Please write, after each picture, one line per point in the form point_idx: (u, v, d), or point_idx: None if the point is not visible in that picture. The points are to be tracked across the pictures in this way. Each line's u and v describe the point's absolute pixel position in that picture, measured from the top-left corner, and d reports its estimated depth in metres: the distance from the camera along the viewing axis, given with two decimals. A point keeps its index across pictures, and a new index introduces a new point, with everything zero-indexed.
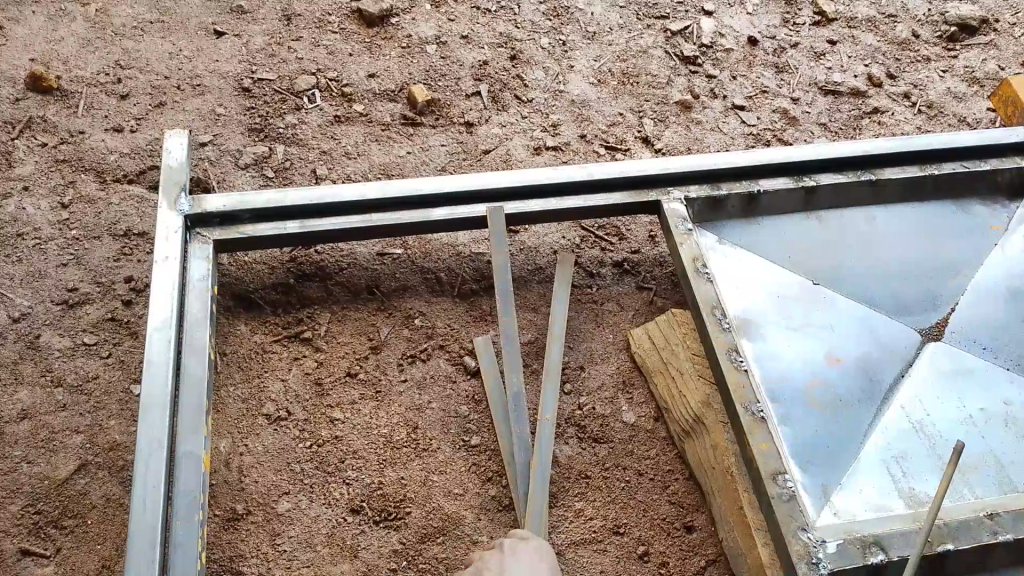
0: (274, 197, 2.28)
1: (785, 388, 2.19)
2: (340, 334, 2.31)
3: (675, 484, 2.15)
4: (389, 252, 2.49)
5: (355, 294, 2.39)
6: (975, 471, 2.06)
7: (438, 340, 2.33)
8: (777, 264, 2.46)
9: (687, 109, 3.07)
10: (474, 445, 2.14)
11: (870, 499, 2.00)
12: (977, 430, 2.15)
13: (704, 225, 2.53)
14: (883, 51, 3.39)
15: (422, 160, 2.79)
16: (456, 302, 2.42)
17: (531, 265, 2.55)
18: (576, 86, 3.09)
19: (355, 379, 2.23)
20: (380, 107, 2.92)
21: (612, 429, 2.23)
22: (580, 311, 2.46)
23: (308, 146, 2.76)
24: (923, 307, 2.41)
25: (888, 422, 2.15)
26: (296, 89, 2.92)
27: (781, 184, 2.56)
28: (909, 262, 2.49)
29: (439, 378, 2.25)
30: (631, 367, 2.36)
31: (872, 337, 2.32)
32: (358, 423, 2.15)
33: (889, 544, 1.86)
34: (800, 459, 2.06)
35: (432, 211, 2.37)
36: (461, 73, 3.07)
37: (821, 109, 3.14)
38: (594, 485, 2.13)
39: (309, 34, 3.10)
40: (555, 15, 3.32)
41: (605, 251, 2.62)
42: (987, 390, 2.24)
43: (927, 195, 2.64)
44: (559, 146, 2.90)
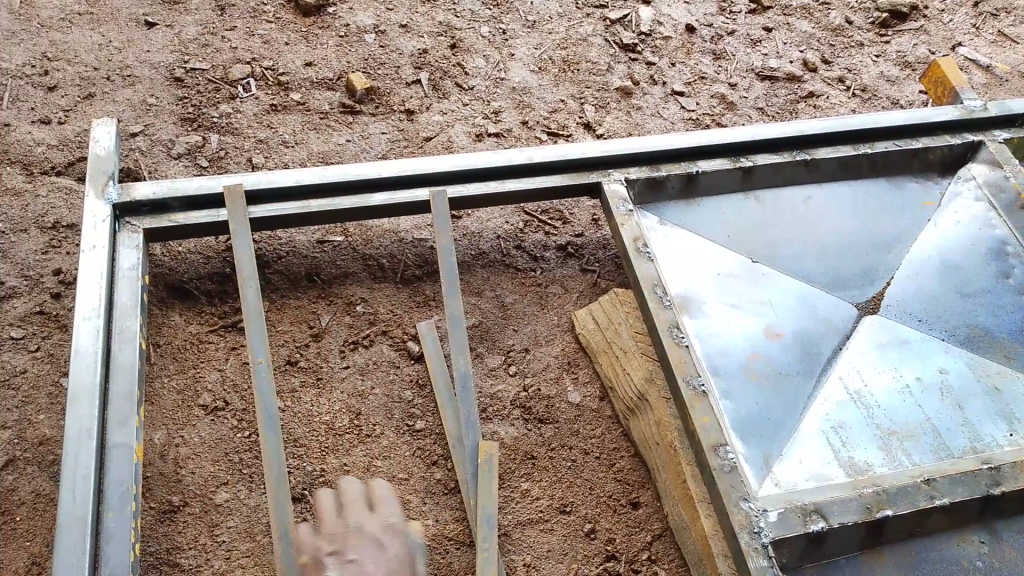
0: (207, 184, 2.23)
1: (726, 363, 2.21)
2: (280, 323, 2.26)
3: (620, 461, 2.16)
4: (329, 239, 2.45)
5: (294, 282, 2.35)
6: (911, 439, 2.11)
7: (380, 326, 2.29)
8: (717, 243, 2.49)
9: (628, 96, 3.10)
10: (418, 430, 2.12)
11: (810, 469, 2.03)
12: (914, 398, 2.20)
13: (646, 206, 2.55)
14: (817, 37, 3.46)
15: (362, 147, 2.75)
16: (398, 287, 2.39)
17: (475, 249, 2.54)
18: (517, 74, 3.09)
19: (295, 367, 2.19)
20: (318, 95, 2.88)
21: (558, 409, 2.23)
22: (525, 294, 2.46)
23: (244, 135, 2.71)
24: (859, 282, 2.46)
25: (827, 394, 2.19)
26: (232, 78, 2.86)
27: (719, 163, 2.59)
28: (844, 239, 2.55)
29: (382, 363, 2.22)
30: (576, 348, 2.36)
31: (810, 312, 2.36)
32: (298, 411, 2.11)
33: (829, 511, 1.88)
34: (742, 432, 2.08)
35: (372, 196, 2.34)
36: (401, 62, 3.05)
37: (758, 94, 3.19)
38: (541, 465, 2.13)
39: (244, 24, 3.05)
40: (495, 4, 3.32)
41: (548, 235, 2.62)
42: (923, 359, 2.29)
43: (862, 174, 2.69)
44: (501, 132, 2.90)
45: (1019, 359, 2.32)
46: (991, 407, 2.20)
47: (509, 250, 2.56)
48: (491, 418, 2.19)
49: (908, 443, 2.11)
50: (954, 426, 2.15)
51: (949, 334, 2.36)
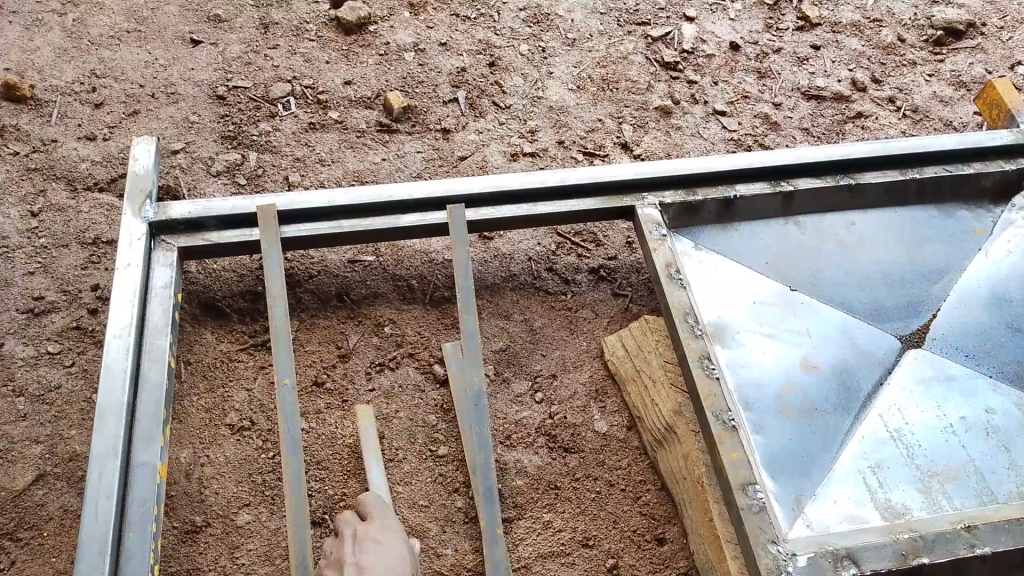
0: (241, 203, 2.25)
1: (759, 395, 2.15)
2: (308, 343, 2.27)
3: (646, 495, 2.10)
4: (360, 259, 2.46)
5: (324, 302, 2.36)
6: (953, 482, 2.01)
7: (407, 348, 2.28)
8: (754, 269, 2.42)
9: (668, 115, 3.04)
10: (441, 455, 2.09)
11: (844, 509, 1.95)
12: (958, 439, 2.10)
13: (681, 230, 2.50)
14: (868, 56, 3.35)
15: (397, 166, 2.76)
16: (427, 309, 2.38)
17: (505, 271, 2.52)
18: (555, 93, 3.06)
19: (321, 388, 2.19)
20: (355, 114, 2.90)
21: (584, 438, 2.19)
22: (554, 319, 2.42)
23: (282, 153, 2.74)
24: (903, 313, 2.37)
25: (865, 431, 2.11)
26: (271, 96, 2.90)
27: (759, 187, 2.51)
28: (888, 268, 2.45)
29: (407, 387, 2.21)
30: (604, 375, 2.31)
31: (849, 346, 2.28)
32: (322, 433, 2.11)
33: (863, 558, 1.80)
34: (773, 468, 2.01)
35: (402, 217, 2.34)
36: (439, 80, 3.05)
37: (804, 114, 3.10)
38: (565, 496, 2.08)
39: (286, 42, 3.09)
40: (535, 22, 3.30)
41: (581, 258, 2.59)
42: (969, 398, 2.19)
43: (910, 200, 2.59)
44: (537, 152, 2.87)
45: None
46: None
47: (540, 273, 2.53)
48: (515, 446, 2.16)
49: (950, 485, 2.01)
50: (1000, 470, 2.04)
51: (999, 370, 2.26)
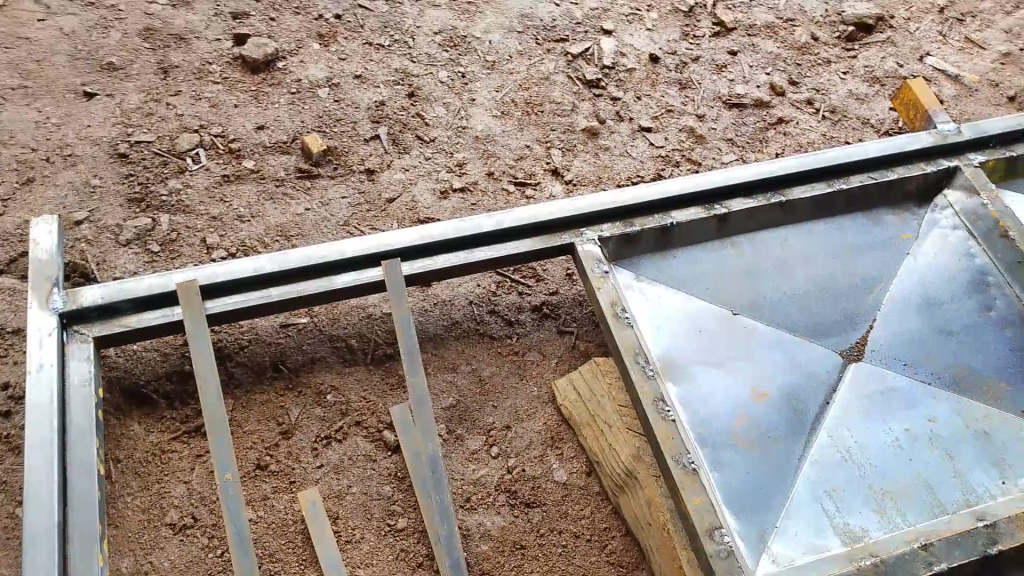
0: (157, 282, 2.11)
1: (712, 429, 2.15)
2: (247, 422, 2.16)
3: (612, 543, 2.07)
4: (293, 322, 2.35)
5: (259, 374, 2.25)
6: (906, 497, 2.06)
7: (353, 416, 2.19)
8: (695, 296, 2.42)
9: (595, 136, 3.00)
10: (399, 529, 2.02)
11: (806, 539, 1.97)
12: (906, 453, 2.14)
13: (621, 262, 2.45)
14: (784, 57, 3.38)
15: (323, 215, 2.64)
16: (370, 369, 2.30)
17: (447, 320, 2.45)
18: (479, 121, 2.98)
19: (265, 471, 2.08)
20: (272, 161, 2.76)
21: (545, 491, 2.15)
22: (502, 366, 2.37)
23: (196, 213, 2.59)
24: (841, 327, 2.41)
25: (816, 454, 2.13)
26: (179, 149, 2.74)
27: (694, 213, 2.50)
28: (824, 282, 2.49)
29: (358, 459, 2.12)
30: (559, 421, 2.27)
31: (796, 368, 2.30)
32: (272, 521, 2.00)
33: None
34: (734, 505, 2.01)
35: (333, 278, 2.23)
36: (358, 116, 2.93)
37: (727, 124, 3.11)
38: (531, 555, 2.04)
39: (189, 87, 2.93)
40: (451, 45, 3.21)
41: (522, 296, 2.54)
42: (912, 409, 2.24)
43: (840, 211, 2.61)
44: (467, 186, 2.79)
45: (1007, 397, 2.27)
46: (982, 455, 2.16)
47: (482, 316, 2.47)
48: (476, 508, 2.10)
49: (903, 502, 2.05)
50: (947, 480, 2.10)
51: (936, 377, 2.31)
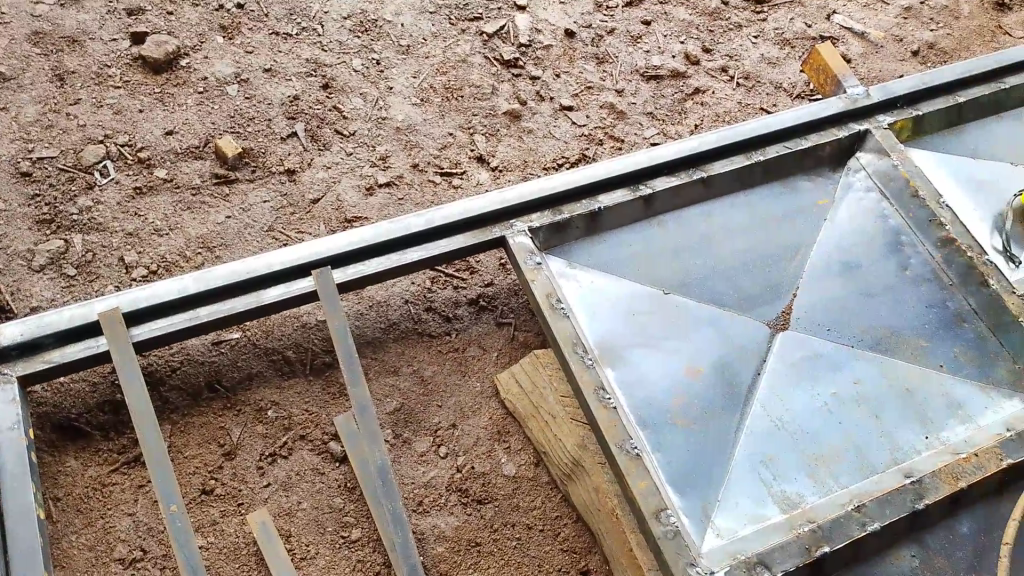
0: (78, 312, 2.04)
1: (652, 410, 2.22)
2: (186, 447, 2.11)
3: (564, 530, 2.13)
4: (225, 338, 2.30)
5: (194, 396, 2.19)
6: (836, 461, 2.17)
7: (297, 430, 2.17)
8: (628, 279, 2.46)
9: (517, 118, 2.98)
10: (353, 540, 2.03)
11: (747, 510, 2.06)
12: (834, 417, 2.25)
13: (553, 250, 2.48)
14: (697, 25, 3.41)
15: (245, 223, 2.56)
16: (310, 380, 2.27)
17: (384, 322, 2.43)
18: (399, 110, 2.92)
19: (211, 495, 2.05)
20: (186, 168, 2.65)
21: (495, 486, 2.18)
22: (444, 364, 2.37)
23: (111, 230, 2.48)
24: (768, 298, 2.50)
25: (751, 425, 2.22)
26: (84, 163, 2.60)
27: (620, 195, 2.53)
28: (749, 254, 2.57)
29: (305, 473, 2.11)
30: (503, 414, 2.30)
31: (730, 345, 2.38)
32: (223, 546, 1.98)
33: (772, 560, 1.92)
34: (678, 484, 2.09)
35: (264, 292, 2.18)
36: (272, 113, 2.83)
37: (646, 98, 3.13)
38: (487, 551, 2.08)
39: (88, 94, 2.78)
40: (363, 30, 3.11)
41: (458, 290, 2.54)
42: (838, 373, 2.35)
43: (758, 181, 2.69)
44: (392, 180, 2.74)
45: (924, 354, 2.42)
46: (905, 412, 2.28)
47: (419, 315, 2.47)
48: (429, 511, 2.12)
49: (834, 466, 2.16)
50: (873, 440, 2.22)
51: (860, 340, 2.43)
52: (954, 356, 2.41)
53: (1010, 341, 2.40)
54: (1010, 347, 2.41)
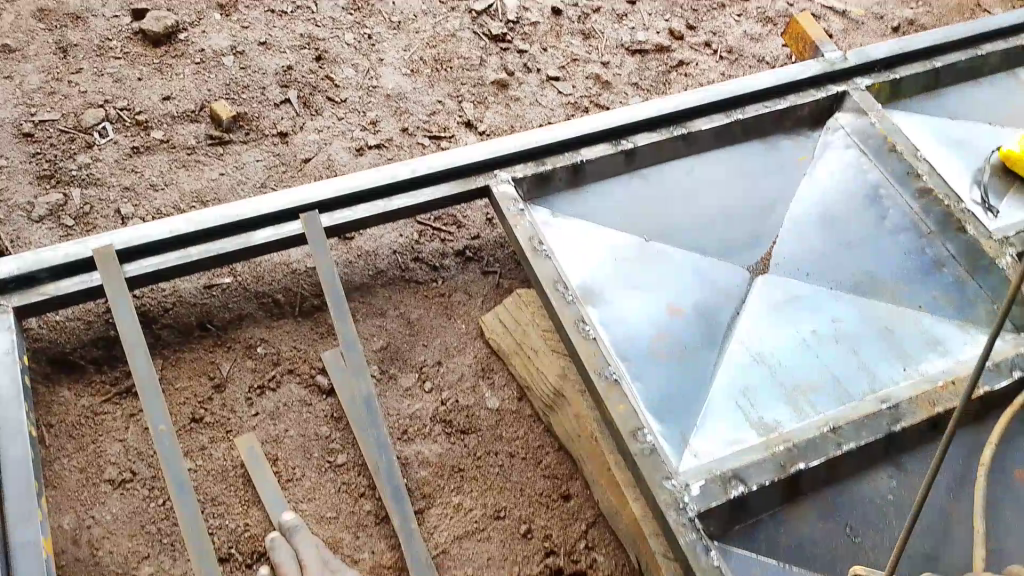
0: (72, 249, 2.12)
1: (632, 347, 2.25)
2: (178, 380, 2.19)
3: (546, 459, 2.18)
4: (217, 282, 2.37)
5: (186, 333, 2.27)
6: (815, 390, 2.19)
7: (285, 364, 2.24)
8: (610, 227, 2.51)
9: (504, 88, 3.09)
10: (339, 465, 2.09)
11: (725, 436, 2.09)
12: (813, 352, 2.27)
13: (536, 201, 2.54)
14: (681, 4, 3.51)
15: (237, 179, 2.67)
16: (299, 321, 2.34)
17: (372, 269, 2.50)
18: (389, 80, 3.03)
19: (200, 424, 2.12)
20: (181, 130, 2.78)
21: (479, 418, 2.24)
22: (430, 308, 2.44)
23: (108, 185, 2.60)
24: (749, 247, 2.51)
25: (731, 360, 2.24)
26: (85, 124, 2.74)
27: (601, 149, 2.59)
28: (730, 205, 2.59)
29: (293, 404, 2.18)
30: (487, 353, 2.36)
31: (711, 286, 2.40)
32: (211, 468, 2.05)
33: (746, 475, 1.95)
34: (656, 412, 2.13)
35: (255, 234, 2.26)
36: (266, 82, 2.95)
37: (631, 69, 3.23)
38: (469, 477, 2.13)
39: (90, 64, 2.92)
40: (355, 8, 3.24)
41: (445, 243, 2.61)
42: (817, 311, 2.36)
43: (738, 140, 2.73)
44: (382, 143, 2.84)
45: (904, 295, 2.42)
46: (885, 347, 2.29)
47: (407, 264, 2.53)
48: (413, 439, 2.18)
49: (813, 395, 2.18)
50: (852, 372, 2.23)
51: (839, 283, 2.44)
52: (931, 297, 2.41)
53: (987, 283, 2.41)
54: (988, 288, 2.40)
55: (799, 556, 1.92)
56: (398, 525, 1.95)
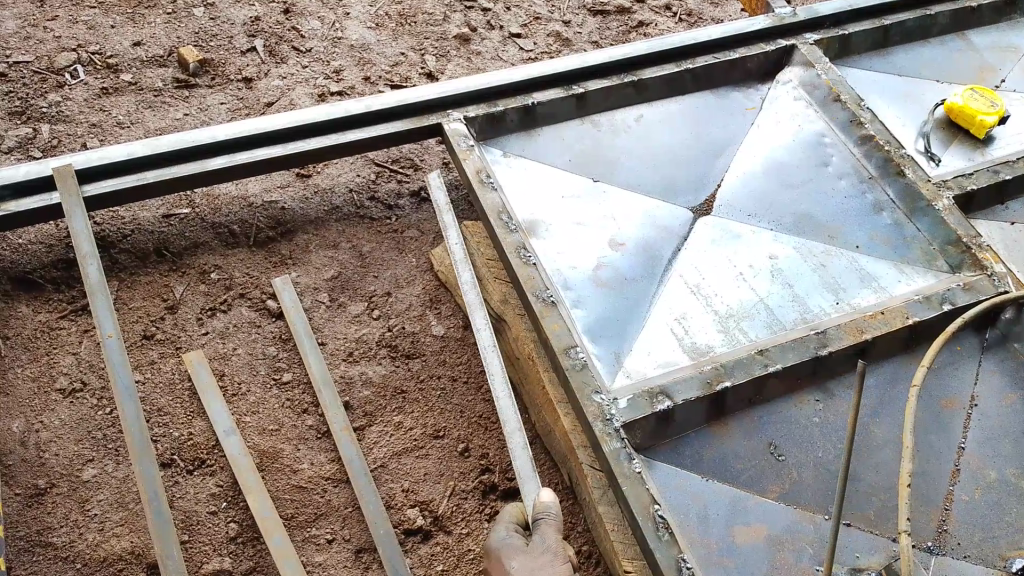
0: (33, 168, 2.26)
1: (575, 276, 2.31)
2: (132, 300, 2.28)
3: (488, 384, 2.24)
4: (175, 213, 2.47)
5: (143, 258, 2.37)
6: (748, 317, 2.26)
7: (237, 289, 2.33)
8: (560, 167, 2.57)
9: (466, 42, 3.16)
10: (285, 382, 2.18)
11: (657, 358, 2.16)
12: (749, 285, 2.33)
13: (488, 141, 2.62)
14: None
15: (201, 119, 2.73)
16: (252, 251, 2.42)
17: (327, 205, 2.55)
18: (354, 32, 3.10)
19: (152, 340, 2.21)
20: (150, 73, 2.85)
21: (424, 343, 2.30)
22: (382, 242, 2.49)
23: (76, 121, 2.68)
24: (694, 187, 2.56)
25: (668, 291, 2.30)
26: (57, 66, 2.82)
27: (553, 93, 2.68)
28: (678, 149, 2.65)
29: (242, 325, 2.26)
30: (436, 285, 2.42)
31: (652, 224, 2.46)
32: (160, 381, 2.14)
33: (673, 391, 2.02)
34: (594, 334, 2.20)
35: (209, 161, 2.37)
36: (234, 31, 3.02)
37: (592, 28, 3.30)
38: (411, 398, 2.19)
39: (65, 12, 2.99)
40: None
41: (401, 183, 2.65)
42: (755, 249, 2.42)
43: (688, 89, 2.81)
44: (343, 90, 2.90)
45: (841, 237, 2.46)
46: (818, 283, 2.34)
47: (362, 202, 2.58)
48: (358, 361, 2.24)
49: (745, 322, 2.24)
50: (786, 303, 2.29)
51: (777, 224, 2.49)
52: (871, 238, 2.46)
53: (924, 224, 2.46)
54: (925, 230, 2.45)
55: (722, 470, 1.98)
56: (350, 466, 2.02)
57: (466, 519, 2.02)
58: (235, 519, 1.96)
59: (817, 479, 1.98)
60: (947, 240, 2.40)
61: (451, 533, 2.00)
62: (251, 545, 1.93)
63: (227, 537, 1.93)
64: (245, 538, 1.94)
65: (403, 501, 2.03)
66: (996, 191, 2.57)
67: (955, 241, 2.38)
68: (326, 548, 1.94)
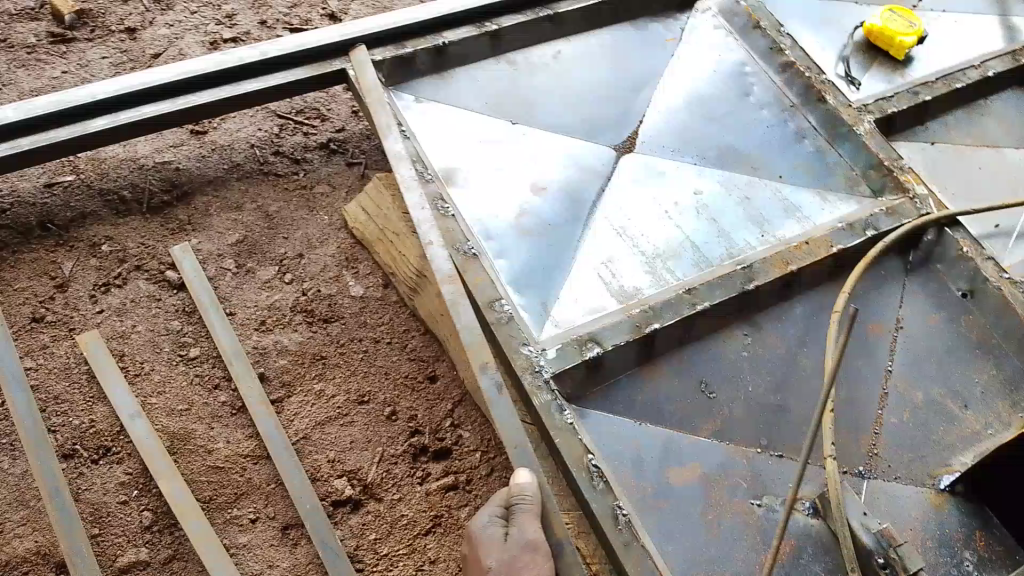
0: None
1: (497, 225, 2.21)
2: (17, 281, 2.10)
3: (412, 342, 2.14)
4: (59, 180, 2.27)
5: (26, 233, 2.17)
6: (675, 256, 2.20)
7: (132, 262, 2.16)
8: (477, 111, 2.44)
9: None
10: (193, 357, 2.04)
11: (584, 304, 2.08)
12: (676, 224, 2.26)
13: (399, 86, 2.47)
14: None
15: (82, 76, 2.50)
16: (147, 217, 2.24)
17: (227, 163, 2.38)
18: None
19: (41, 323, 2.04)
20: (20, 28, 2.59)
21: (341, 306, 2.18)
22: (290, 201, 2.34)
23: None
24: (615, 125, 2.47)
25: (594, 234, 2.23)
26: None
27: (464, 32, 2.52)
28: (598, 86, 2.54)
29: (141, 300, 2.11)
30: (352, 243, 2.29)
31: (573, 165, 2.36)
32: (54, 366, 1.98)
33: (603, 337, 1.96)
34: (519, 284, 2.12)
35: (90, 122, 2.17)
36: None
37: None
38: (333, 363, 2.08)
39: None
40: None
41: (308, 135, 2.48)
42: (681, 185, 2.36)
43: (607, 22, 2.70)
44: (237, 37, 2.69)
45: (765, 168, 2.41)
46: (744, 216, 2.30)
47: (267, 158, 2.41)
48: (272, 329, 2.11)
49: (672, 262, 2.19)
50: (712, 240, 2.24)
51: (701, 158, 2.42)
52: (794, 168, 2.41)
53: (846, 150, 2.43)
54: (847, 155, 2.43)
55: (655, 413, 1.94)
56: (270, 443, 1.92)
57: (397, 484, 1.94)
58: (148, 507, 1.84)
59: (749, 414, 1.96)
60: (868, 164, 2.38)
61: (383, 499, 1.92)
62: (169, 532, 1.82)
63: (142, 526, 1.81)
64: (161, 525, 1.82)
65: (329, 472, 1.93)
66: (915, 112, 2.56)
67: (876, 165, 2.37)
68: (250, 528, 1.84)
